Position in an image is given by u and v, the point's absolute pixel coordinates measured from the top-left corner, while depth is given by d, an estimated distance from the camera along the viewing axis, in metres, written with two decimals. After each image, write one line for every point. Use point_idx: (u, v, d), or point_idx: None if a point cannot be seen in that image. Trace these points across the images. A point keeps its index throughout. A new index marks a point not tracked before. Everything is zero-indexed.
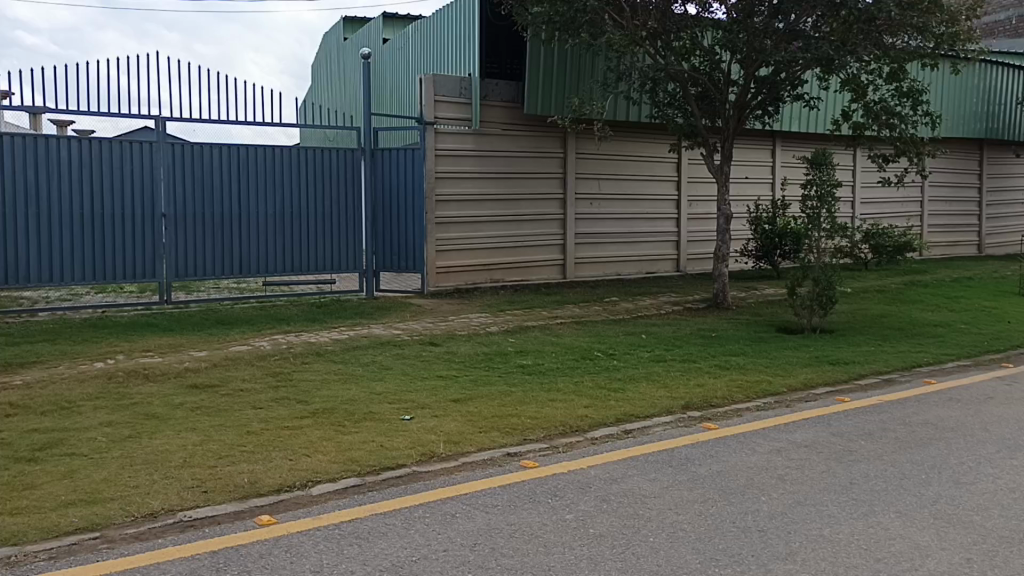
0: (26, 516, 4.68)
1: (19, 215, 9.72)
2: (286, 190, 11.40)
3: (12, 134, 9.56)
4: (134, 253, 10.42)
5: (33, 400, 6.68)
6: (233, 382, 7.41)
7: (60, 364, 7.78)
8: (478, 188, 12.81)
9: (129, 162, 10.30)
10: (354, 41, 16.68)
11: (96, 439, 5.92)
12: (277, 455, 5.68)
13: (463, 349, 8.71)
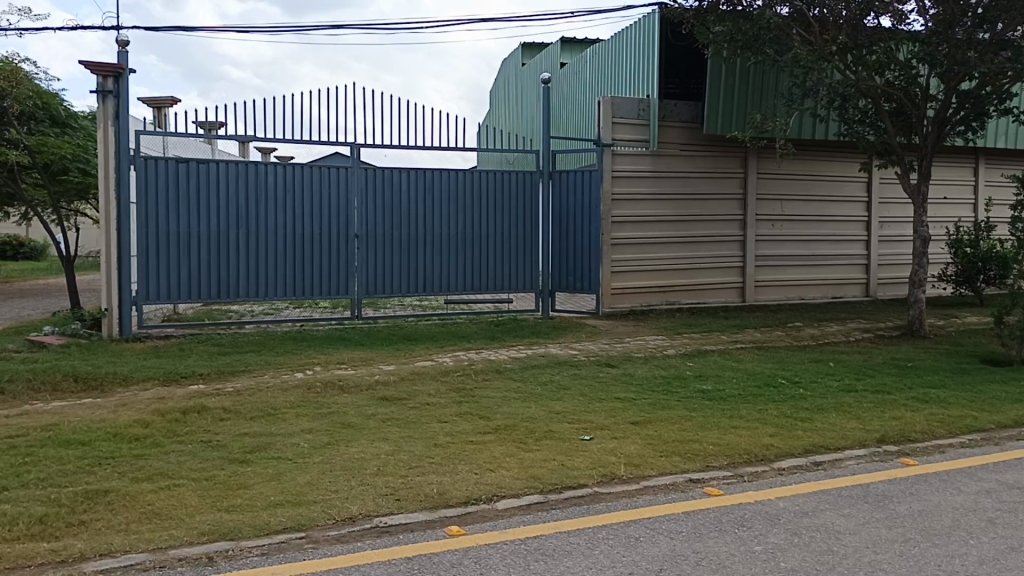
0: (241, 513, 5.08)
1: (231, 235, 10.59)
2: (468, 211, 11.80)
3: (227, 162, 10.42)
4: (330, 271, 11.12)
5: (243, 406, 7.25)
6: (420, 395, 7.72)
7: (266, 373, 8.41)
8: (655, 209, 12.75)
9: (327, 186, 11.00)
10: (533, 65, 17.07)
11: (299, 445, 6.35)
12: (463, 468, 5.87)
13: (641, 371, 8.66)
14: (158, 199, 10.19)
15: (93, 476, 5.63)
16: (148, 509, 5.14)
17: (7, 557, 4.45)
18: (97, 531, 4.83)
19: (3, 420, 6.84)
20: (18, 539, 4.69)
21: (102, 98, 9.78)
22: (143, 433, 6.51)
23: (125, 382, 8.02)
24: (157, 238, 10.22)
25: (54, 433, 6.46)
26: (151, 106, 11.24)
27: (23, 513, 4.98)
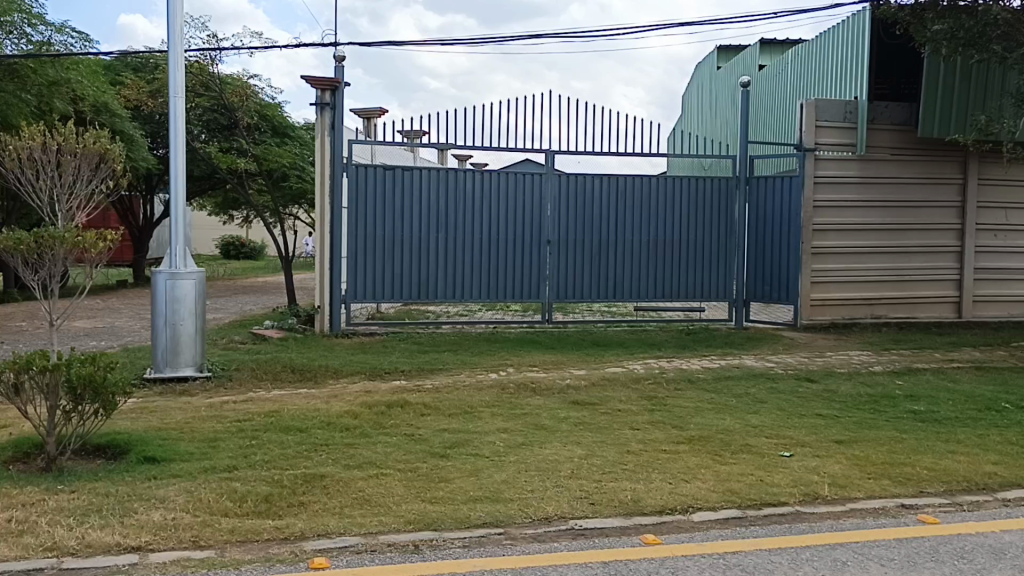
0: (443, 505, 5.30)
1: (431, 240, 11.07)
2: (661, 218, 11.71)
3: (429, 169, 10.90)
4: (523, 275, 11.36)
5: (442, 402, 7.56)
6: (611, 401, 7.74)
7: (462, 372, 8.72)
8: (861, 217, 12.07)
9: (522, 192, 11.26)
10: (729, 69, 16.69)
11: (495, 443, 6.53)
12: (657, 477, 5.82)
13: (844, 388, 8.23)
14: (367, 204, 10.82)
15: (310, 461, 6.06)
16: (359, 494, 5.47)
17: (239, 531, 4.88)
18: (315, 513, 5.19)
19: (232, 405, 7.51)
20: (248, 515, 5.13)
21: (320, 110, 10.49)
22: (353, 424, 6.94)
23: (336, 374, 8.59)
24: (365, 241, 10.86)
25: (276, 419, 7.01)
26: (362, 116, 11.96)
27: (251, 491, 5.44)
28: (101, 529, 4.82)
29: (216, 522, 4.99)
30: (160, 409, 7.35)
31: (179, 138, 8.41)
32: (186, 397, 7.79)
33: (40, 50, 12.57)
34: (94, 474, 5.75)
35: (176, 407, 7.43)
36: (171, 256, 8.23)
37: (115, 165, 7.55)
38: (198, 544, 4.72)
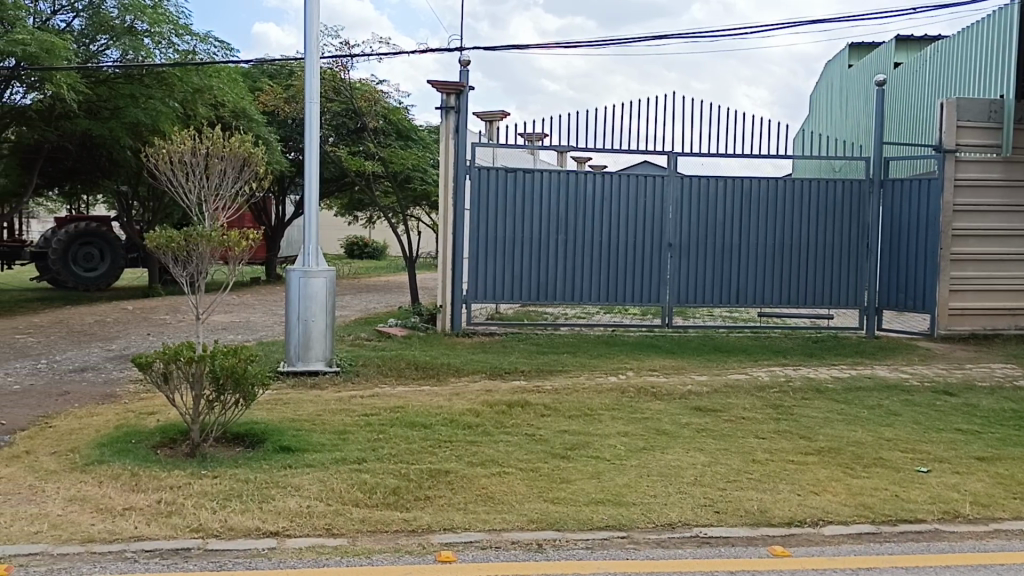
0: (566, 506, 5.33)
1: (552, 242, 11.13)
2: (787, 221, 11.39)
3: (551, 171, 10.97)
4: (643, 278, 11.27)
5: (562, 404, 7.60)
6: (735, 409, 7.59)
7: (582, 375, 8.73)
8: (1005, 222, 11.41)
9: (644, 195, 11.18)
10: (861, 68, 16.07)
11: (616, 446, 6.52)
12: (784, 488, 5.68)
13: (987, 403, 7.79)
14: (489, 206, 10.98)
15: (435, 456, 6.20)
16: (483, 491, 5.57)
17: (369, 522, 5.04)
18: (441, 507, 5.31)
19: (360, 399, 7.77)
20: (377, 506, 5.30)
21: (445, 114, 10.72)
22: (475, 422, 7.06)
23: (458, 372, 8.76)
24: (486, 242, 11.03)
25: (401, 415, 7.21)
26: (484, 119, 12.13)
27: (380, 483, 5.62)
28: (242, 514, 5.08)
29: (348, 512, 5.17)
30: (293, 401, 7.67)
31: (313, 141, 8.76)
32: (317, 390, 8.11)
33: (185, 59, 13.32)
34: (234, 460, 6.05)
35: (308, 399, 7.74)
36: (305, 255, 8.58)
37: (257, 168, 7.94)
38: (331, 532, 4.91)
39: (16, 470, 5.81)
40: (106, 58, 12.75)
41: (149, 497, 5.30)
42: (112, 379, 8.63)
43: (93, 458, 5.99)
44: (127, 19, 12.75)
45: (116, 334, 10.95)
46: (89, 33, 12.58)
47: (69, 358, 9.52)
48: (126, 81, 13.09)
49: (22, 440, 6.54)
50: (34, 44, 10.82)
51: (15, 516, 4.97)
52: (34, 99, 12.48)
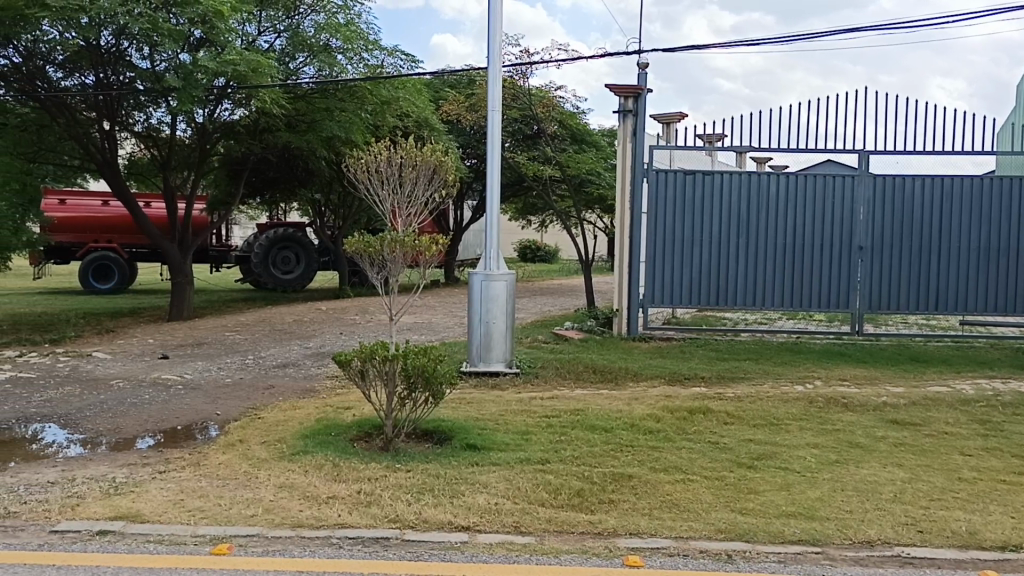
0: (755, 517, 5.21)
1: (733, 245, 10.86)
2: (993, 222, 10.59)
3: (731, 172, 10.73)
4: (831, 283, 10.78)
5: (746, 412, 7.41)
6: (936, 423, 7.13)
7: (766, 383, 8.47)
8: None
9: (832, 196, 10.72)
10: None
11: (806, 458, 6.29)
12: (996, 509, 5.28)
13: None
14: (667, 209, 10.88)
15: (617, 460, 6.22)
16: (667, 497, 5.52)
17: (556, 521, 5.13)
18: (626, 511, 5.32)
19: (541, 401, 7.91)
20: (563, 507, 5.38)
21: (623, 117, 10.74)
22: (656, 427, 7.01)
23: (636, 376, 8.74)
24: (663, 245, 10.92)
25: (581, 417, 7.28)
26: (661, 122, 12.02)
27: (565, 484, 5.70)
28: (435, 507, 5.31)
29: (535, 511, 5.29)
30: (476, 400, 7.91)
31: (495, 148, 8.99)
32: (498, 390, 8.33)
33: (374, 73, 14.02)
34: (424, 456, 6.32)
35: (490, 399, 7.98)
36: (486, 259, 8.85)
37: (446, 176, 8.27)
38: (520, 529, 5.04)
39: (232, 457, 6.33)
40: (303, 75, 13.64)
41: (350, 487, 5.63)
42: (311, 375, 9.24)
43: (298, 449, 6.44)
44: (322, 37, 13.57)
45: (312, 333, 11.71)
46: (289, 52, 13.49)
47: (272, 355, 10.26)
48: (322, 96, 13.88)
49: (235, 430, 7.12)
50: (243, 64, 11.74)
51: (233, 499, 5.42)
52: (241, 114, 13.54)
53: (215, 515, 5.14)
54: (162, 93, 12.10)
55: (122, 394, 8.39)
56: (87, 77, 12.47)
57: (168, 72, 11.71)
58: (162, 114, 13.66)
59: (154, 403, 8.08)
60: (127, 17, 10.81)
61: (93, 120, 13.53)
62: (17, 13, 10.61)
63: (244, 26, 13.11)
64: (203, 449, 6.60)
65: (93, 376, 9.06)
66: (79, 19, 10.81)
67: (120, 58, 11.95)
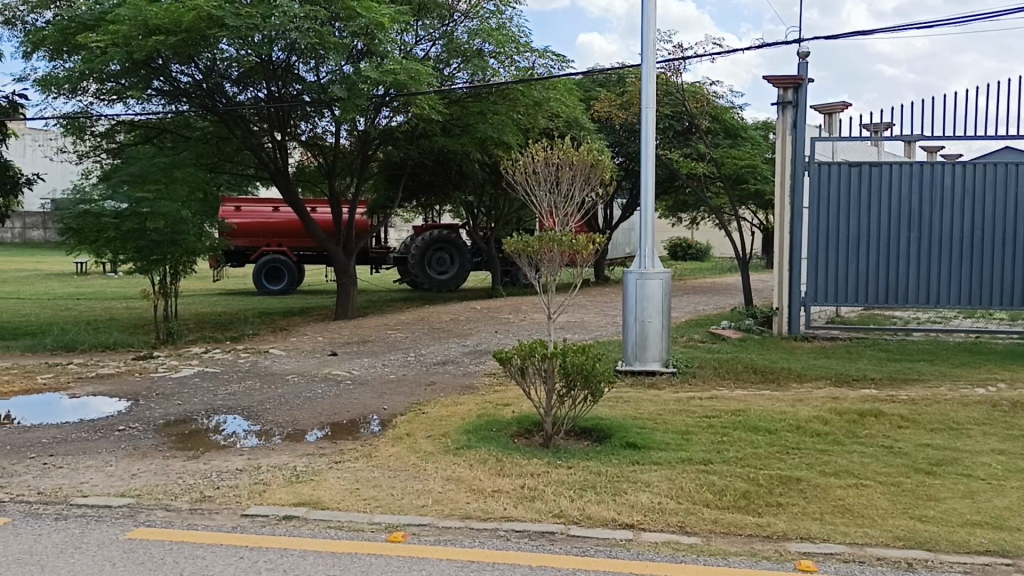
0: (936, 525, 4.94)
1: (903, 239, 10.31)
2: None
3: (901, 163, 10.19)
4: (1014, 279, 10.06)
5: (922, 416, 7.02)
6: None
7: (943, 386, 7.99)
8: None
9: (1014, 186, 9.99)
10: None
11: (991, 465, 5.89)
12: None
13: None
14: (831, 204, 10.46)
15: (784, 463, 6.05)
16: (839, 503, 5.32)
17: (722, 523, 5.05)
18: (795, 515, 5.17)
19: (700, 400, 7.80)
20: (728, 508, 5.29)
21: (782, 109, 10.40)
22: (825, 430, 6.76)
23: (800, 378, 8.46)
24: (827, 241, 10.51)
25: (743, 418, 7.11)
26: (822, 112, 11.55)
27: (729, 486, 5.60)
28: (598, 504, 5.34)
29: (699, 511, 5.22)
30: (633, 400, 7.89)
31: (650, 145, 8.91)
32: (655, 390, 8.26)
33: (525, 75, 14.20)
34: (585, 453, 6.36)
35: (648, 398, 7.94)
36: (642, 258, 8.80)
37: (602, 175, 8.30)
38: (685, 529, 4.99)
39: (400, 450, 6.60)
40: (458, 80, 14.05)
41: (514, 481, 5.76)
42: (470, 372, 9.48)
43: (462, 443, 6.64)
44: (475, 42, 13.96)
45: (469, 331, 12.00)
46: (444, 58, 13.97)
47: (432, 352, 10.61)
48: (475, 98, 14.34)
49: (402, 424, 7.41)
50: (402, 73, 12.21)
51: (404, 490, 5.65)
52: (400, 121, 14.08)
53: (389, 504, 5.37)
54: (327, 103, 12.77)
55: (297, 388, 8.90)
56: (259, 90, 13.30)
57: (334, 83, 12.32)
58: (326, 123, 14.38)
59: (327, 397, 8.53)
60: (296, 33, 11.44)
61: (265, 131, 14.39)
62: (200, 33, 11.44)
63: (403, 36, 13.62)
64: (374, 441, 6.91)
65: (270, 372, 9.67)
66: (253, 37, 11.50)
67: (290, 71, 12.68)
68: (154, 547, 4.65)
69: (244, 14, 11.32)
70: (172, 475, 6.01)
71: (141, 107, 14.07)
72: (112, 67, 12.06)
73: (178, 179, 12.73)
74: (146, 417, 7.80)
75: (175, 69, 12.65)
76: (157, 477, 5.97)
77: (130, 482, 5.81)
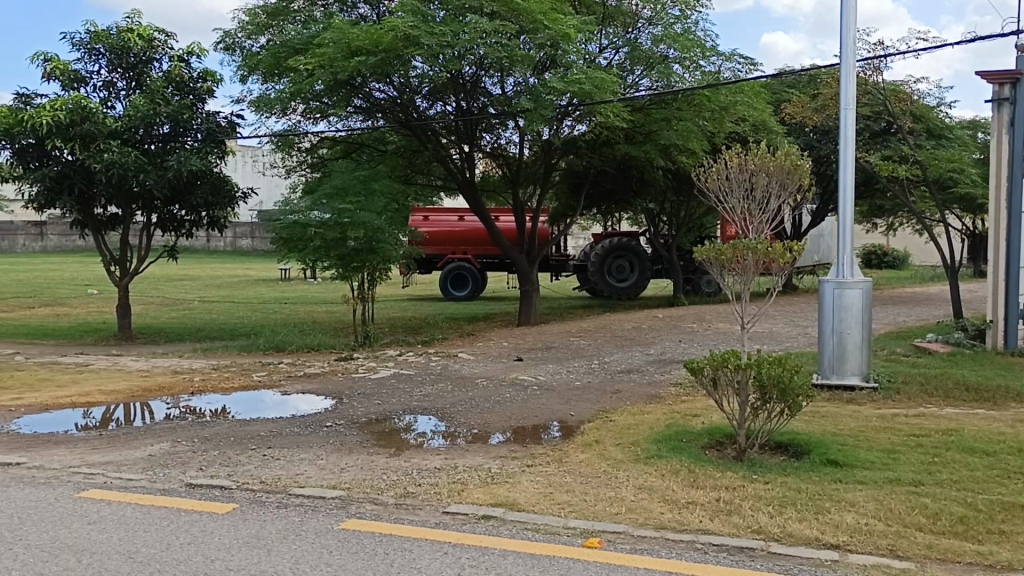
0: None
1: None
2: None
3: None
4: None
5: None
6: None
7: None
8: None
9: None
10: None
11: None
12: None
13: None
14: None
15: (1005, 488, 5.58)
16: None
17: (938, 548, 4.74)
18: (1021, 544, 4.77)
19: (905, 418, 7.35)
20: (944, 533, 4.96)
21: (998, 107, 9.69)
22: None
23: (1020, 398, 7.79)
24: None
25: (956, 439, 6.63)
26: None
27: (944, 510, 5.25)
28: (799, 522, 5.15)
29: (912, 535, 4.93)
30: (832, 414, 7.56)
31: (850, 148, 8.49)
32: (855, 405, 7.87)
33: (712, 79, 13.87)
34: (782, 468, 6.16)
35: (847, 414, 7.57)
36: (839, 266, 8.43)
37: (801, 181, 8.02)
38: (896, 553, 4.72)
39: (591, 456, 6.65)
40: (641, 87, 14.11)
41: (709, 494, 5.66)
42: (656, 382, 9.40)
43: (653, 453, 6.60)
44: (660, 48, 13.84)
45: (653, 340, 11.93)
46: (628, 66, 14.01)
47: (617, 360, 10.63)
48: (660, 106, 14.22)
49: (590, 431, 7.47)
50: (588, 82, 12.29)
51: (598, 497, 5.69)
52: (584, 129, 14.24)
53: (582, 510, 5.43)
54: (514, 114, 13.11)
55: (487, 392, 9.17)
56: (448, 105, 13.88)
57: (522, 95, 12.59)
58: (510, 134, 14.75)
59: (515, 401, 8.75)
60: (487, 48, 11.76)
61: (452, 144, 14.94)
62: (396, 52, 12.03)
63: (587, 45, 13.86)
64: (564, 447, 7.01)
65: (460, 375, 10.02)
66: (444, 54, 11.93)
67: (477, 85, 13.12)
68: (366, 538, 4.94)
69: (437, 33, 11.76)
70: (376, 471, 6.35)
71: (342, 124, 15.01)
72: (317, 87, 12.93)
73: (375, 192, 13.45)
74: (350, 415, 8.30)
75: (372, 87, 13.38)
76: (364, 471, 6.33)
77: (341, 475, 6.20)
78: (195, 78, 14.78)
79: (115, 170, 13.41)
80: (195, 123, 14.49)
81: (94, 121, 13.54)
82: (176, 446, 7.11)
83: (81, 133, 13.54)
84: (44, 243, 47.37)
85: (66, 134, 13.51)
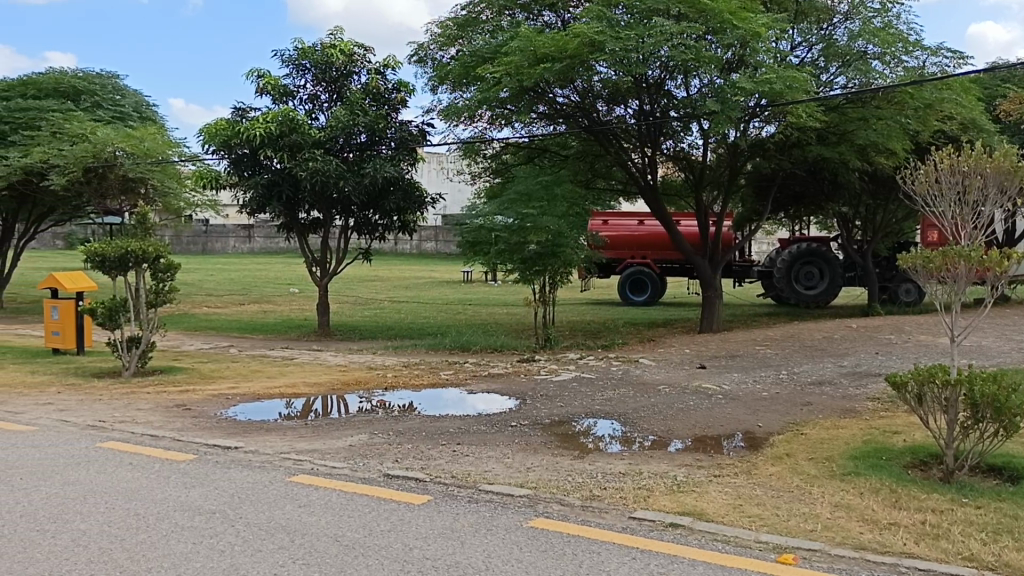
0: None
1: None
2: None
3: None
4: None
5: None
6: None
7: None
8: None
9: None
10: None
11: None
12: None
13: None
14: None
15: None
16: None
17: None
18: None
19: None
20: None
21: None
22: None
23: None
24: None
25: None
26: None
27: None
28: (1018, 552, 4.75)
29: None
30: None
31: None
32: None
33: (916, 74, 13.08)
34: (995, 493, 5.69)
35: None
36: None
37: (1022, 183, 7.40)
38: None
39: (781, 469, 6.43)
40: (836, 86, 13.51)
41: (913, 516, 5.32)
42: (851, 395, 8.96)
43: (850, 469, 6.30)
44: (858, 44, 13.19)
45: (845, 351, 11.38)
46: (823, 63, 13.44)
47: (807, 370, 10.22)
48: (857, 106, 13.57)
49: (779, 443, 7.22)
50: (778, 81, 11.90)
51: (791, 511, 5.50)
52: (772, 130, 13.78)
53: (775, 524, 5.26)
54: (700, 117, 12.88)
55: (670, 398, 9.08)
56: (631, 109, 13.85)
57: (706, 96, 12.34)
58: (695, 137, 14.50)
59: (699, 409, 8.61)
60: (674, 51, 11.58)
61: (635, 148, 14.90)
62: (581, 58, 12.15)
63: (778, 44, 13.41)
64: (752, 458, 6.82)
65: (642, 380, 9.96)
66: (629, 59, 11.88)
67: (661, 88, 12.97)
68: (555, 537, 5.03)
69: (623, 37, 11.77)
70: (562, 472, 6.44)
71: (526, 130, 15.31)
72: (503, 94, 13.28)
73: (558, 197, 13.61)
74: (534, 416, 8.46)
75: (557, 94, 13.60)
76: (549, 472, 6.44)
77: (528, 474, 6.34)
78: (390, 88, 15.57)
79: (318, 177, 14.34)
80: (390, 132, 15.25)
81: (300, 133, 14.57)
82: (373, 438, 7.52)
83: (289, 143, 14.60)
84: (252, 245, 51.30)
85: (276, 144, 14.60)
